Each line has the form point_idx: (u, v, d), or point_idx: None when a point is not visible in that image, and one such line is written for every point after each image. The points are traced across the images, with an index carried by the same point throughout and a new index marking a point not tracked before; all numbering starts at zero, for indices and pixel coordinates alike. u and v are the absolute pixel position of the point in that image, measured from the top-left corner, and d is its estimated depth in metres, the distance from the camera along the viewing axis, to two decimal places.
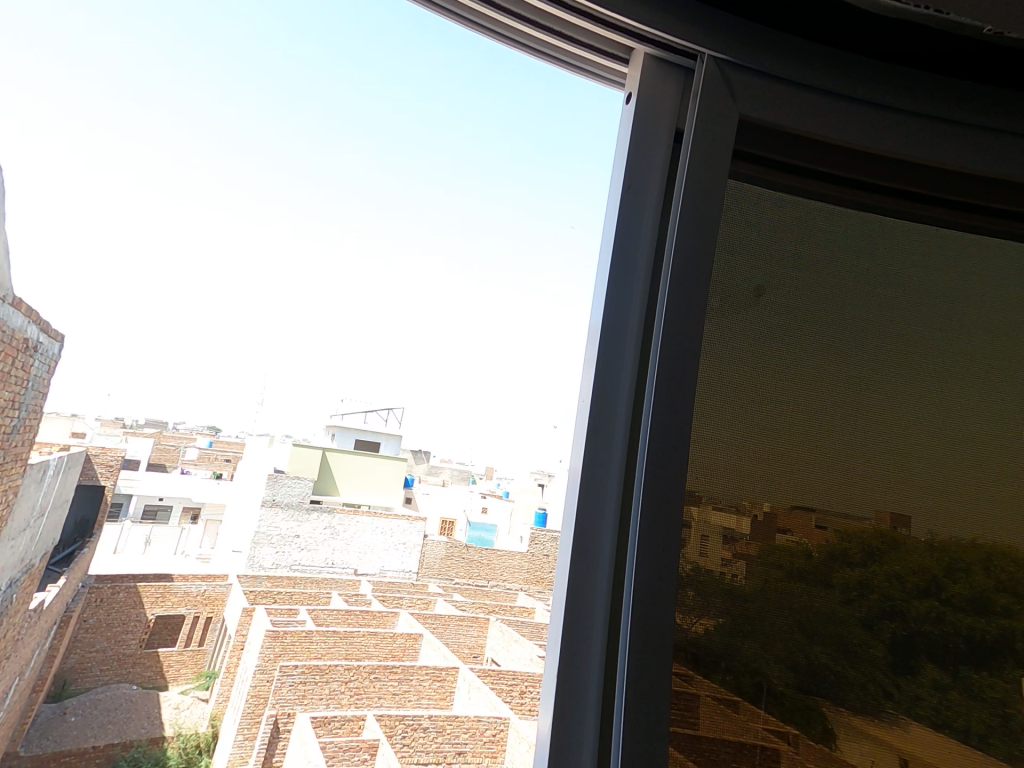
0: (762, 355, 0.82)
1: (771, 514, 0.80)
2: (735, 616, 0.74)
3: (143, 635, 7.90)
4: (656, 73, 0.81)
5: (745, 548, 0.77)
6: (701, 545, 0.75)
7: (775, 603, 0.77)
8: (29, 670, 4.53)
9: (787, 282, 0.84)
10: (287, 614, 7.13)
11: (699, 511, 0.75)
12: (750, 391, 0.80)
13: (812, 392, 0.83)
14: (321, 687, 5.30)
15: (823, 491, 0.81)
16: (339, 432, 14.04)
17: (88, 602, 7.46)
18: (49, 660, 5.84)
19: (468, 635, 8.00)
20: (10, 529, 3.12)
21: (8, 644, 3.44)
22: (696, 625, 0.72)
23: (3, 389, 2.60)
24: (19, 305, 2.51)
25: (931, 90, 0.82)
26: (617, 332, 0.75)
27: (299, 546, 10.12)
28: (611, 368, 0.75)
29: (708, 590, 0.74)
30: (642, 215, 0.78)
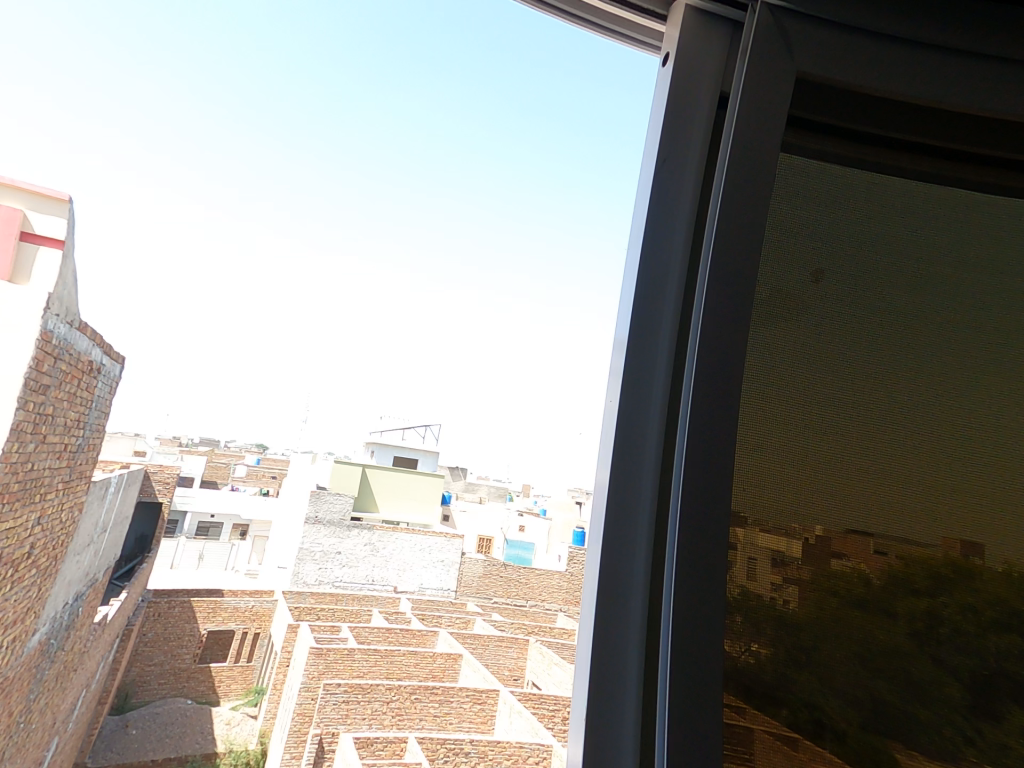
0: (815, 368, 0.80)
1: (825, 538, 0.77)
2: (788, 646, 0.72)
3: (196, 650, 8.26)
4: (697, 31, 0.82)
5: (796, 573, 0.75)
6: (749, 568, 0.73)
7: (832, 633, 0.74)
8: (94, 682, 4.76)
9: (840, 284, 0.82)
10: (330, 631, 7.25)
11: (745, 533, 0.74)
12: (804, 407, 0.78)
13: (870, 407, 0.80)
14: (363, 706, 5.33)
15: (870, 507, 0.78)
16: (378, 449, 14.32)
17: (148, 615, 7.95)
18: (112, 673, 6.13)
19: (508, 656, 7.87)
20: (76, 543, 3.32)
21: (74, 656, 3.65)
22: (745, 651, 0.71)
23: (70, 409, 2.80)
24: (85, 329, 2.72)
25: (994, 31, 0.78)
26: (649, 319, 0.76)
27: (340, 562, 10.34)
28: (644, 348, 0.76)
29: (758, 616, 0.72)
30: (680, 189, 0.79)
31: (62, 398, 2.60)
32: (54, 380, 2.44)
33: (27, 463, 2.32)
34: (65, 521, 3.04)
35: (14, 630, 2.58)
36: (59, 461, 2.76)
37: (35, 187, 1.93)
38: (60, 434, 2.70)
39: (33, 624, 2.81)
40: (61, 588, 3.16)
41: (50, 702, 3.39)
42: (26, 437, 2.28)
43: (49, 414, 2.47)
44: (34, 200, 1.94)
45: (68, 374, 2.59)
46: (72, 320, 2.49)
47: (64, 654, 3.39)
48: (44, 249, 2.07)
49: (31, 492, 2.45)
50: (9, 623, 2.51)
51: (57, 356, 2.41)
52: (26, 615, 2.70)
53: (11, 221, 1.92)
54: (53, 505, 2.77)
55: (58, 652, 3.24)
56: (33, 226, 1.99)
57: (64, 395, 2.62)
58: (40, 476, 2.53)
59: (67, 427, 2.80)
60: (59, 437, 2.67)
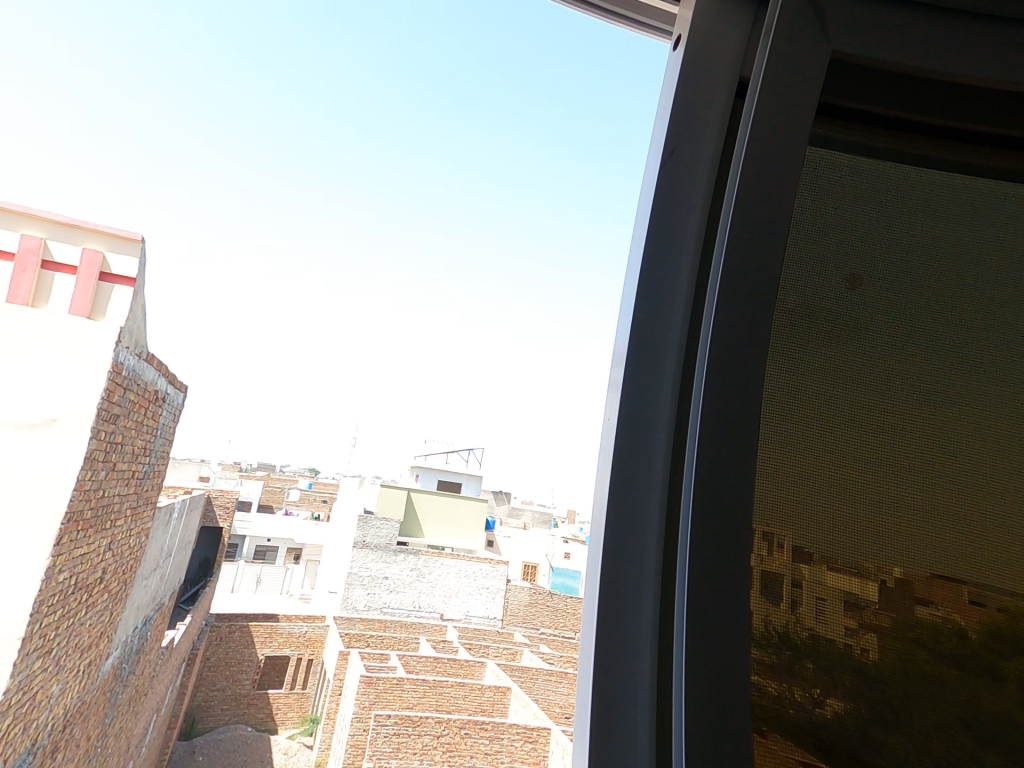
0: (893, 345, 0.60)
1: (916, 575, 0.57)
2: (875, 710, 0.53)
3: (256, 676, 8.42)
4: (711, 12, 0.62)
5: (880, 619, 0.56)
6: (817, 609, 0.55)
7: (936, 695, 0.54)
8: (163, 706, 4.95)
9: (892, 272, 0.60)
10: (379, 659, 7.29)
11: (811, 568, 0.56)
12: (881, 400, 0.59)
13: (973, 393, 0.60)
14: (414, 741, 5.35)
15: (944, 544, 0.57)
16: (423, 473, 14.50)
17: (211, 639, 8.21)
18: (180, 697, 6.38)
19: (558, 692, 7.57)
20: (143, 568, 3.48)
21: (144, 680, 3.83)
22: (820, 707, 0.53)
23: (137, 438, 2.95)
24: (151, 359, 2.88)
25: None
26: (652, 346, 0.56)
27: (388, 588, 10.36)
28: (645, 395, 0.56)
29: (832, 672, 0.54)
30: (691, 185, 0.59)
31: (130, 426, 2.75)
32: (123, 410, 2.56)
33: (99, 491, 2.45)
34: (133, 547, 3.19)
35: (89, 654, 2.72)
36: (127, 487, 2.92)
37: (115, 230, 2.36)
38: (128, 462, 2.84)
39: (106, 649, 2.96)
40: (130, 613, 3.31)
41: (123, 727, 3.55)
42: (97, 465, 2.36)
43: (118, 443, 2.60)
44: (113, 241, 2.35)
45: (135, 403, 2.74)
46: (140, 351, 2.65)
47: (134, 678, 3.56)
48: (116, 287, 2.33)
49: (103, 520, 2.59)
50: (84, 647, 2.65)
51: (126, 387, 2.54)
52: (99, 640, 2.83)
53: (93, 259, 2.28)
54: (122, 531, 2.93)
55: (128, 677, 3.40)
56: (111, 266, 2.34)
57: (132, 423, 2.78)
58: (111, 504, 2.67)
59: (134, 455, 2.94)
60: (127, 464, 2.83)
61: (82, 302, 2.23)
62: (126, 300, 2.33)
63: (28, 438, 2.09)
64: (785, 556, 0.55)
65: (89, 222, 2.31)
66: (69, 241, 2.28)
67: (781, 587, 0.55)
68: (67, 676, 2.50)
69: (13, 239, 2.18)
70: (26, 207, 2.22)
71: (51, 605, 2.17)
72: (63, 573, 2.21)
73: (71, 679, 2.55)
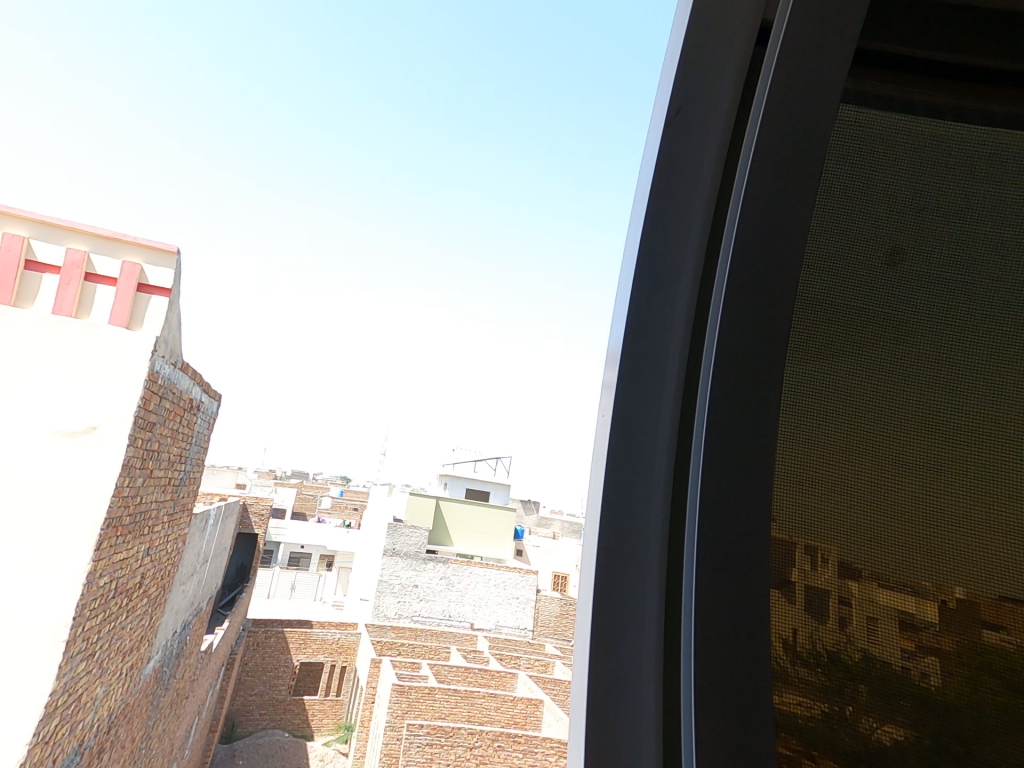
0: (954, 348, 0.54)
1: (979, 598, 0.53)
2: (935, 737, 0.50)
3: (292, 682, 8.58)
4: None
5: (939, 640, 0.52)
6: (871, 630, 0.52)
7: (1009, 724, 0.50)
8: (205, 709, 5.07)
9: (931, 250, 0.54)
10: (411, 668, 7.30)
11: (860, 586, 0.53)
12: (939, 406, 0.54)
13: None
14: (447, 752, 5.34)
15: (978, 560, 0.53)
16: (452, 482, 14.59)
17: (248, 644, 8.39)
18: (220, 701, 6.53)
19: None
20: (180, 573, 3.57)
21: (185, 683, 3.93)
22: (878, 730, 0.51)
23: (173, 445, 3.04)
24: (185, 369, 2.96)
25: None
26: (656, 281, 0.45)
27: (418, 596, 10.21)
28: (645, 333, 0.44)
29: (886, 695, 0.51)
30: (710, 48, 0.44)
31: (166, 434, 2.84)
32: (159, 418, 2.64)
33: (137, 498, 2.52)
34: (170, 552, 3.28)
35: (130, 657, 2.80)
36: (164, 494, 3.01)
37: (151, 243, 2.43)
38: (164, 469, 2.93)
39: (146, 653, 3.04)
40: (169, 617, 3.40)
41: (166, 729, 3.65)
42: (134, 472, 2.43)
43: (155, 451, 2.68)
44: (151, 254, 2.43)
45: (171, 411, 2.83)
46: (175, 361, 2.75)
47: (175, 681, 3.66)
48: (153, 298, 2.40)
49: (141, 526, 2.67)
50: (126, 651, 2.72)
51: (161, 395, 2.62)
52: (139, 644, 2.91)
53: (131, 272, 2.36)
54: (159, 536, 3.02)
55: (169, 679, 3.49)
56: (148, 278, 2.41)
57: (168, 431, 2.86)
58: (148, 510, 2.75)
59: (170, 463, 3.03)
60: (164, 471, 2.92)
61: (120, 313, 2.32)
62: (162, 310, 2.41)
63: (70, 445, 2.17)
64: (830, 573, 0.52)
65: (127, 237, 2.39)
66: (110, 254, 2.37)
67: (828, 604, 0.52)
68: (110, 678, 2.58)
69: (59, 254, 2.28)
70: (71, 222, 2.32)
71: (93, 608, 2.24)
72: (104, 577, 2.28)
73: (113, 682, 2.62)
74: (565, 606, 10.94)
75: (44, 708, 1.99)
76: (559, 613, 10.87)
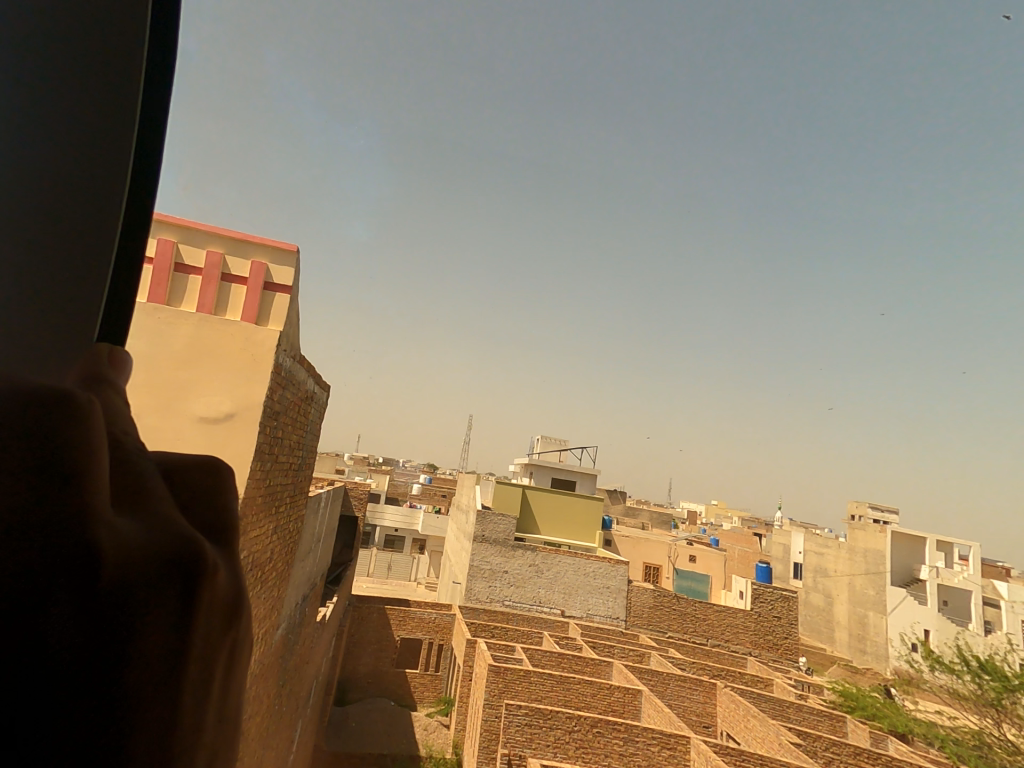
0: None
1: None
2: None
3: (394, 654, 9.16)
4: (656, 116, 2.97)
5: None
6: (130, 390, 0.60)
7: None
8: (321, 673, 5.55)
9: None
10: (505, 651, 7.40)
11: None
12: None
13: None
14: (545, 733, 5.40)
15: None
16: (537, 471, 14.76)
17: (354, 617, 9.04)
18: (332, 667, 7.12)
19: (693, 699, 7.22)
20: (301, 551, 3.86)
21: (305, 649, 4.31)
22: None
23: (294, 432, 3.28)
24: (301, 361, 3.15)
25: None
26: None
27: (507, 581, 10.32)
28: None
29: None
30: None
31: (288, 421, 3.05)
32: (283, 408, 2.86)
33: (265, 482, 2.73)
34: (292, 531, 3.54)
35: (265, 624, 3.08)
36: (287, 478, 3.26)
37: (273, 243, 2.65)
38: (288, 454, 3.17)
39: (277, 620, 3.34)
40: (293, 590, 3.70)
41: (293, 689, 4.08)
42: (264, 458, 2.64)
43: (279, 438, 2.89)
44: (273, 255, 2.65)
45: (291, 401, 3.04)
46: (293, 355, 2.93)
47: (298, 645, 4.01)
48: (277, 295, 2.61)
49: (271, 506, 2.92)
50: (261, 619, 2.99)
51: (284, 385, 2.82)
52: (271, 612, 3.20)
53: (258, 271, 2.59)
54: (285, 516, 3.28)
55: (293, 644, 3.83)
56: (271, 276, 2.63)
57: (289, 417, 3.08)
58: (275, 493, 2.98)
59: (291, 449, 3.26)
60: (287, 457, 3.16)
61: (251, 309, 2.54)
62: (285, 307, 2.62)
63: (212, 434, 2.37)
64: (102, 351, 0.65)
65: (253, 238, 2.62)
66: (241, 256, 2.61)
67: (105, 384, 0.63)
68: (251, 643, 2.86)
69: (200, 257, 2.54)
70: (210, 226, 2.57)
71: None
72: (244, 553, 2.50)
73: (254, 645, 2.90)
74: (659, 597, 10.76)
75: None
76: (653, 604, 10.71)
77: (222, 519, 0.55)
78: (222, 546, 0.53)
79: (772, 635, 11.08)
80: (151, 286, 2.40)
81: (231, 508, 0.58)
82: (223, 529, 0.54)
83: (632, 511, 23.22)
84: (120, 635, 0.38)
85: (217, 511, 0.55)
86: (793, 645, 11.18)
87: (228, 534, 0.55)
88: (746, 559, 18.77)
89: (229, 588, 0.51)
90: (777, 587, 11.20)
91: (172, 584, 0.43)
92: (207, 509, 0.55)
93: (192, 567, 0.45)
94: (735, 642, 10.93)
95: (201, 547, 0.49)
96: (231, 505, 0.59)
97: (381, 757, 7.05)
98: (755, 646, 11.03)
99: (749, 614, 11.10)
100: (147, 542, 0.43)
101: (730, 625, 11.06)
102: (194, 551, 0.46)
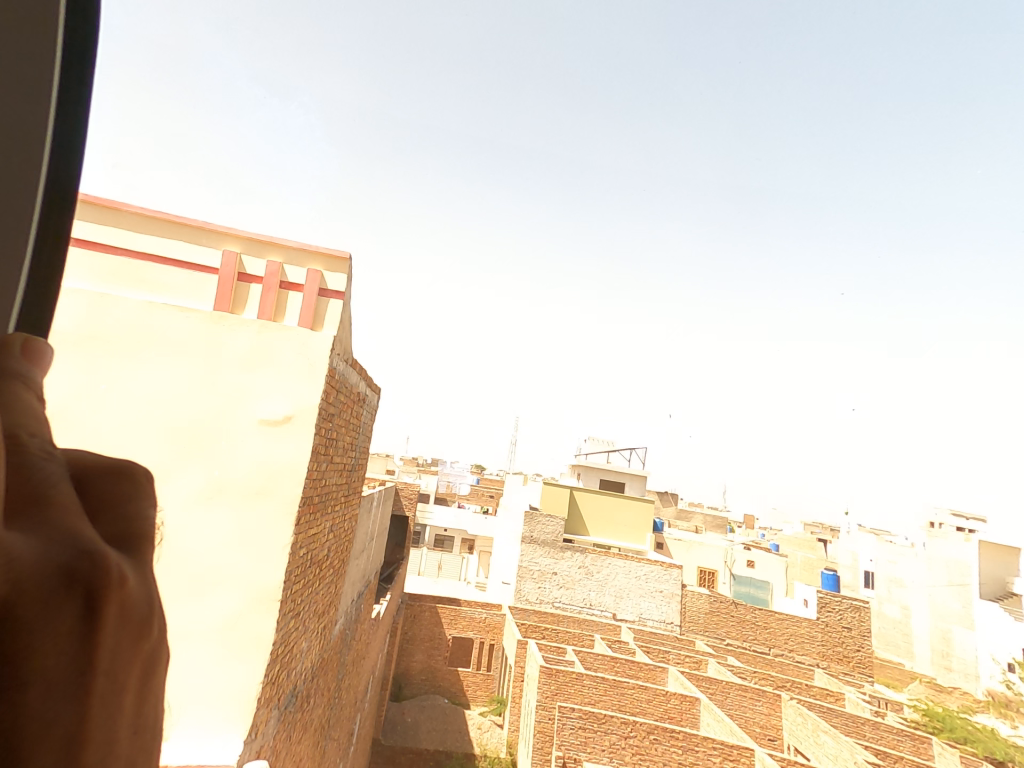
0: None
1: None
2: None
3: (447, 653, 9.31)
4: None
5: None
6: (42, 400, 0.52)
7: None
8: (377, 669, 5.72)
9: None
10: (557, 652, 7.34)
11: None
12: None
13: None
14: (600, 737, 5.33)
15: None
16: (586, 472, 14.63)
17: (407, 615, 9.28)
18: (387, 663, 7.32)
19: (756, 710, 6.95)
20: (356, 548, 3.99)
21: (361, 645, 4.42)
22: None
23: (347, 433, 3.38)
24: (354, 364, 3.24)
25: None
26: None
27: (557, 583, 10.26)
28: None
29: None
30: None
31: (341, 422, 3.15)
32: (336, 410, 2.95)
33: (321, 481, 2.82)
34: (347, 529, 3.64)
35: (324, 619, 3.18)
36: (341, 477, 3.35)
37: (327, 250, 2.74)
38: (341, 454, 3.26)
39: (334, 616, 3.44)
40: (349, 586, 3.82)
41: (351, 684, 4.20)
42: (320, 457, 2.72)
43: (333, 438, 2.98)
44: (327, 261, 2.74)
45: (344, 403, 3.14)
46: (345, 358, 3.03)
47: (354, 641, 4.12)
48: (330, 301, 2.69)
49: (326, 505, 3.01)
50: (320, 614, 3.10)
51: (338, 387, 2.92)
52: (329, 608, 3.30)
53: (314, 278, 2.68)
54: (340, 514, 3.37)
55: (351, 639, 3.94)
56: (327, 283, 2.72)
57: (343, 419, 3.18)
58: (330, 491, 3.07)
59: (344, 449, 3.35)
60: (341, 456, 3.25)
61: (307, 316, 2.63)
62: (338, 312, 2.70)
63: (273, 433, 2.46)
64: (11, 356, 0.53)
65: (309, 247, 2.71)
66: (298, 263, 2.71)
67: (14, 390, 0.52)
68: (311, 637, 2.96)
69: (261, 266, 2.66)
70: (271, 236, 2.69)
71: (295, 574, 2.55)
72: (301, 549, 2.59)
73: (313, 639, 3.01)
74: (715, 602, 10.43)
75: (268, 655, 2.32)
76: (708, 610, 10.40)
77: (133, 527, 0.53)
78: (132, 552, 0.51)
79: (841, 647, 10.49)
80: (218, 298, 2.53)
81: (143, 511, 0.56)
82: (136, 535, 0.52)
83: (685, 516, 22.64)
84: (16, 650, 0.35)
85: (127, 516, 0.53)
86: (866, 657, 10.54)
87: (138, 539, 0.53)
88: (809, 566, 17.97)
89: (140, 596, 0.49)
90: (846, 596, 10.60)
91: (72, 596, 0.40)
92: (117, 515, 0.52)
93: (96, 579, 0.43)
94: (800, 652, 10.45)
95: (104, 550, 0.45)
96: (145, 510, 0.56)
97: (436, 753, 7.19)
98: (823, 658, 10.48)
99: (816, 623, 10.58)
100: (45, 551, 0.40)
101: (795, 633, 10.58)
102: (105, 563, 0.44)
